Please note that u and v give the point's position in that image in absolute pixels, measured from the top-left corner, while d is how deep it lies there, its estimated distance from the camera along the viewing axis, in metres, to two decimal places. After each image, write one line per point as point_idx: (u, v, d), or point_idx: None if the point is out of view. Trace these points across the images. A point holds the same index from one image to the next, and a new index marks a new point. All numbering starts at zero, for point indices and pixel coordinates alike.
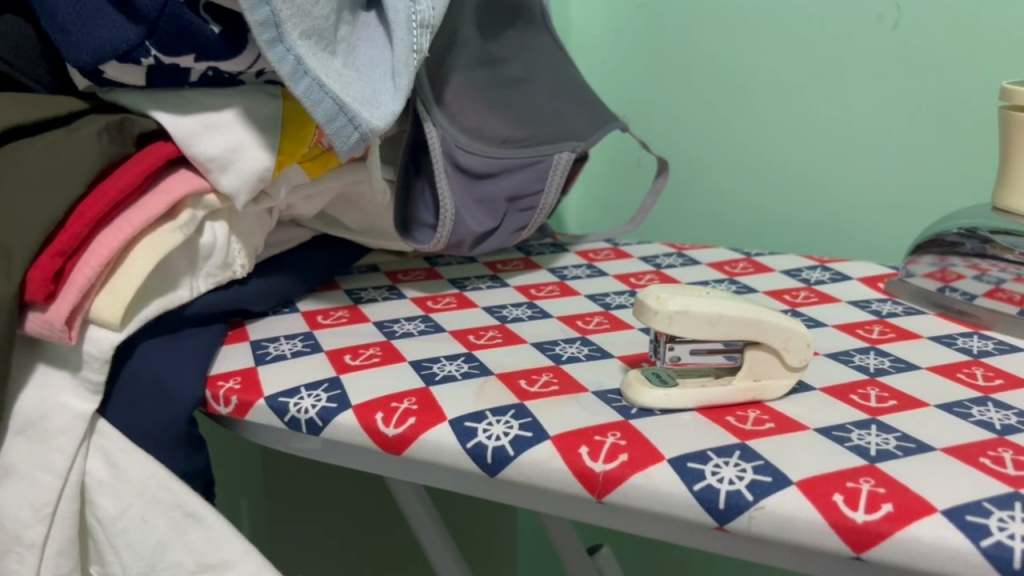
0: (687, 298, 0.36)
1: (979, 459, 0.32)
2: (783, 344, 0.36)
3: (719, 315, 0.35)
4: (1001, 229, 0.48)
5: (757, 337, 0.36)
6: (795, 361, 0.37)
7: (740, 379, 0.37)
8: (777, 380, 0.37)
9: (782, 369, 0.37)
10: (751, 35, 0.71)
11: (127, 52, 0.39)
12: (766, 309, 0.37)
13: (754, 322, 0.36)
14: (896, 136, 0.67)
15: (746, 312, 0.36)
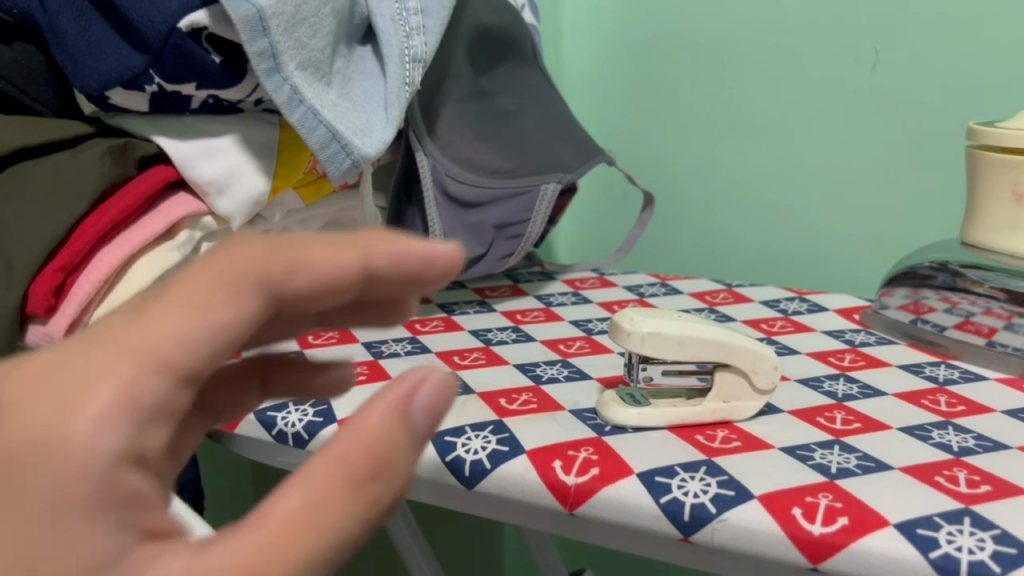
0: (660, 321, 0.37)
1: (934, 477, 0.33)
2: (751, 366, 0.38)
3: (689, 336, 0.37)
4: (970, 264, 0.50)
5: (726, 360, 0.38)
6: (763, 384, 0.38)
7: (709, 400, 0.38)
8: (747, 402, 0.39)
9: (751, 392, 0.39)
10: (736, 76, 0.74)
11: (132, 81, 0.41)
12: (735, 333, 0.39)
13: (722, 345, 0.38)
14: (875, 175, 0.69)
15: (716, 335, 0.37)
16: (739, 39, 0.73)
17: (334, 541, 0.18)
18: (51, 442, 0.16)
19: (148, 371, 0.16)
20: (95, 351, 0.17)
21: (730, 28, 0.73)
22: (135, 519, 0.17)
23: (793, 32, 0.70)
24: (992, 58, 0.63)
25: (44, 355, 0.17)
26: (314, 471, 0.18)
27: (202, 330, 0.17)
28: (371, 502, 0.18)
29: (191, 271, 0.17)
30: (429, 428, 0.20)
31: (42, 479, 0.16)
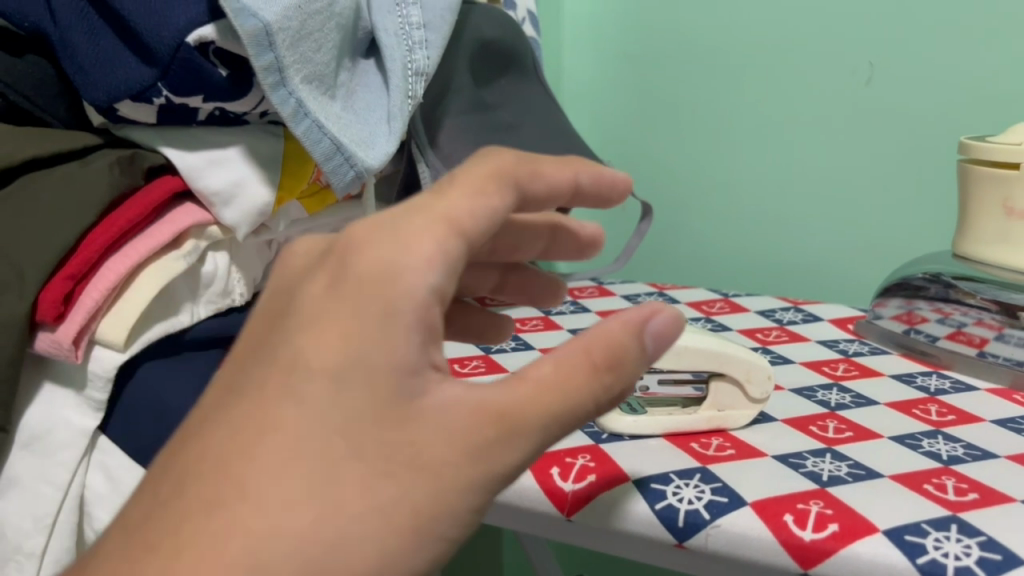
0: None
1: (923, 485, 0.34)
2: (745, 376, 0.39)
3: (684, 346, 0.38)
4: (962, 275, 0.51)
5: (720, 370, 0.39)
6: (757, 393, 0.39)
7: (704, 408, 0.39)
8: (740, 411, 0.39)
9: (745, 401, 0.39)
10: (734, 89, 0.75)
11: (140, 93, 0.42)
12: (730, 345, 0.40)
13: (717, 355, 0.39)
14: (871, 188, 0.70)
15: (710, 346, 0.39)
16: (735, 53, 0.74)
17: (571, 402, 0.24)
18: (392, 272, 0.22)
19: (462, 230, 0.23)
20: (414, 213, 0.23)
21: (727, 42, 0.74)
22: (433, 341, 0.23)
23: (788, 48, 0.71)
24: (984, 74, 0.64)
25: (380, 214, 0.24)
26: (563, 352, 0.25)
27: (484, 212, 0.24)
28: (598, 389, 0.25)
29: (491, 172, 0.24)
30: (657, 355, 0.26)
31: (381, 294, 0.22)
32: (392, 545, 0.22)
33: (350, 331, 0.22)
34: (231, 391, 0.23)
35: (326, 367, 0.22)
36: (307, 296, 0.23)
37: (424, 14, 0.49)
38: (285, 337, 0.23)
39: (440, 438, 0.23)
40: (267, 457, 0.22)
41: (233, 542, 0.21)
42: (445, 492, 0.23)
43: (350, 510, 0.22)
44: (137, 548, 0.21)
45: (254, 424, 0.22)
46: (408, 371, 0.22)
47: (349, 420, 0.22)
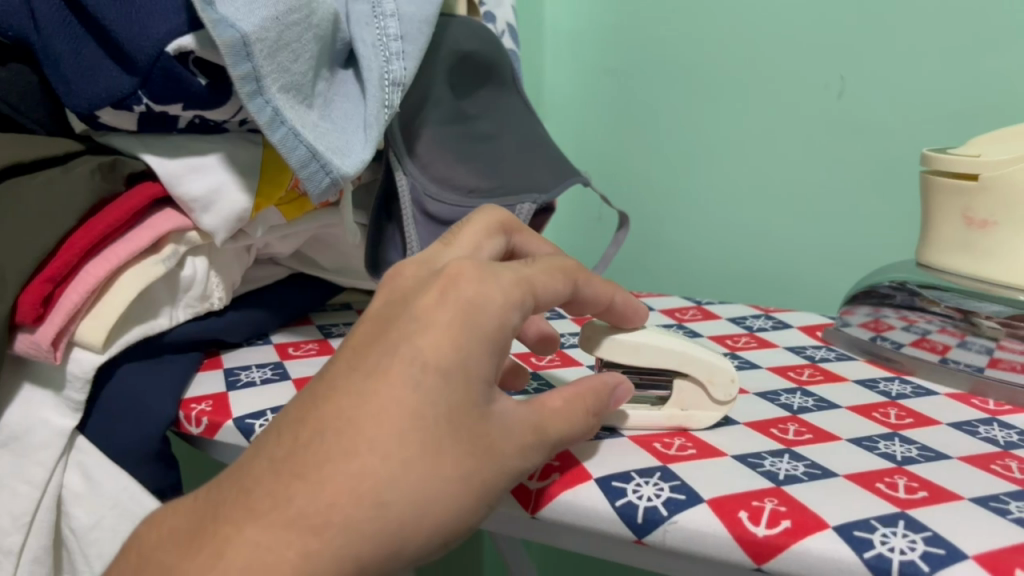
0: (621, 328, 0.40)
1: (875, 484, 0.35)
2: (707, 376, 0.40)
3: (644, 343, 0.39)
4: (927, 283, 0.52)
5: (682, 369, 0.40)
6: (721, 395, 0.40)
7: (669, 406, 0.41)
8: (704, 410, 0.40)
9: (709, 402, 0.40)
10: (711, 102, 0.78)
11: (121, 100, 0.43)
12: (697, 346, 0.40)
13: (680, 355, 0.39)
14: (841, 194, 0.73)
15: (673, 346, 0.39)
16: (713, 67, 0.78)
17: (575, 426, 0.34)
18: (489, 310, 0.31)
19: (528, 287, 0.33)
20: (505, 272, 0.33)
21: (705, 56, 0.78)
22: (503, 362, 0.32)
23: (765, 59, 0.75)
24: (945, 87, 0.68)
25: (473, 263, 0.33)
26: (573, 388, 0.35)
27: (551, 285, 0.35)
28: (589, 425, 0.35)
29: (546, 264, 0.36)
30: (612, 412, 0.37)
31: (476, 321, 0.31)
32: (469, 503, 0.30)
33: (455, 341, 0.30)
34: (357, 373, 0.31)
35: (436, 363, 0.30)
36: (416, 313, 0.32)
37: (401, 26, 0.51)
38: (401, 339, 0.31)
39: (507, 430, 0.31)
40: (391, 422, 0.29)
41: (364, 477, 0.29)
42: (503, 471, 0.31)
43: (444, 475, 0.29)
44: (289, 475, 0.30)
45: (377, 398, 0.30)
46: (487, 379, 0.31)
47: (453, 405, 0.30)
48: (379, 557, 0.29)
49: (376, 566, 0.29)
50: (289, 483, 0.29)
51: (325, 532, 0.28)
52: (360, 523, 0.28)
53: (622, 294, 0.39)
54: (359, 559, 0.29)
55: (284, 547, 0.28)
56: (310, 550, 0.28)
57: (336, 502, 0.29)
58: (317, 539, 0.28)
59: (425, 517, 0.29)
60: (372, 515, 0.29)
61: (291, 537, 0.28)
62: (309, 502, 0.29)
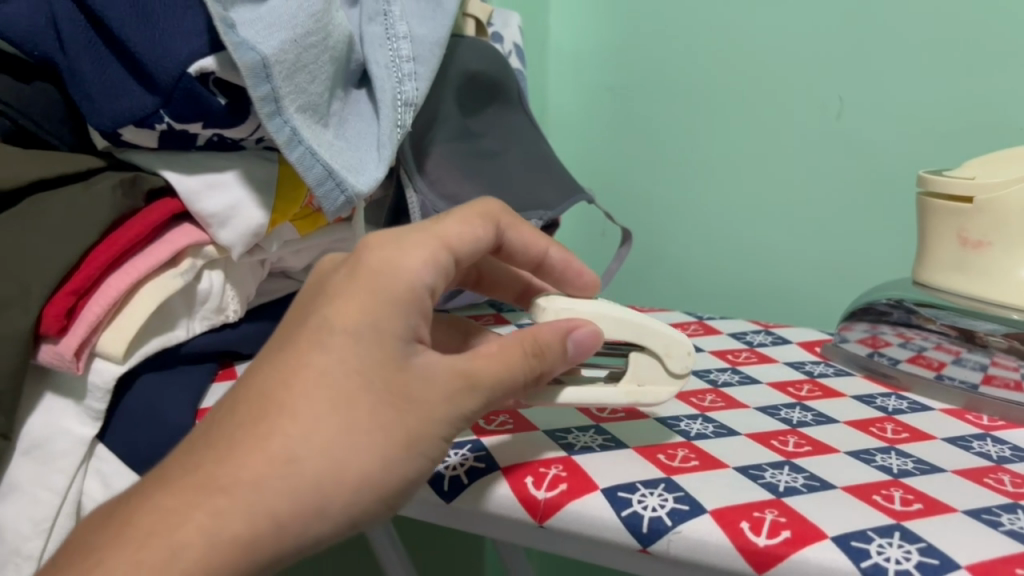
0: (576, 301, 0.41)
1: (872, 496, 0.36)
2: (665, 350, 0.41)
3: (602, 312, 0.40)
4: (924, 302, 0.53)
5: (640, 341, 0.41)
6: (677, 368, 0.41)
7: (625, 382, 0.41)
8: (660, 386, 0.41)
9: (665, 376, 0.41)
10: (713, 121, 0.80)
11: (143, 119, 0.45)
12: (653, 320, 0.42)
13: (638, 326, 0.41)
14: (839, 212, 0.75)
15: (629, 316, 0.40)
16: (714, 88, 0.79)
17: (511, 369, 0.35)
18: (398, 272, 0.34)
19: (443, 248, 0.36)
20: (416, 239, 0.36)
21: (706, 77, 0.79)
22: (423, 321, 0.35)
23: (764, 80, 0.77)
24: (941, 110, 0.69)
25: (386, 237, 0.36)
26: (506, 338, 0.36)
27: (468, 248, 0.38)
28: (528, 366, 0.36)
29: (462, 218, 0.39)
30: (577, 357, 0.38)
31: (386, 284, 0.34)
32: (388, 453, 0.32)
33: (365, 304, 0.33)
34: (277, 348, 0.34)
35: (345, 326, 0.33)
36: (331, 285, 0.35)
37: (413, 48, 0.52)
38: (315, 311, 0.34)
39: (427, 381, 0.33)
40: (302, 385, 0.32)
41: (275, 435, 0.31)
42: (424, 421, 0.33)
43: (358, 426, 0.32)
44: (206, 444, 0.32)
45: (289, 366, 0.33)
46: (405, 337, 0.34)
47: (367, 359, 0.33)
48: (294, 512, 0.31)
49: (294, 522, 0.31)
50: (203, 452, 0.31)
51: (232, 490, 0.30)
52: (270, 478, 0.30)
53: (559, 249, 0.45)
54: (272, 515, 0.30)
55: (192, 510, 0.30)
56: (217, 508, 0.30)
57: (246, 461, 0.31)
58: (226, 498, 0.30)
59: (342, 468, 0.31)
60: (284, 469, 0.31)
61: (198, 500, 0.30)
62: (220, 464, 0.31)
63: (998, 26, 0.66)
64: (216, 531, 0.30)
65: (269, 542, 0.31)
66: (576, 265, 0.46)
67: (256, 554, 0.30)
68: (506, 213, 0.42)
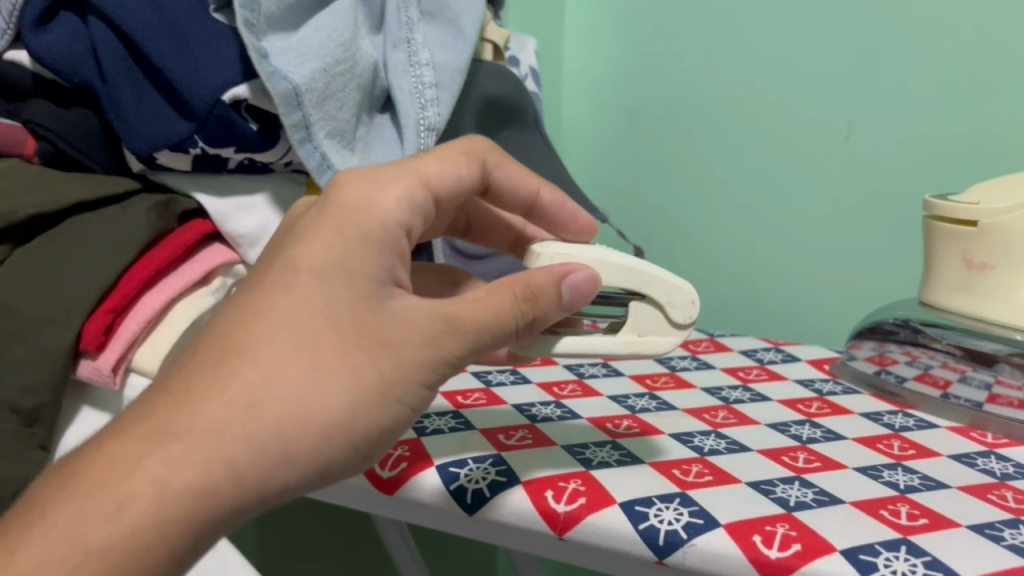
0: (570, 245, 0.40)
1: (878, 511, 0.38)
2: (667, 298, 0.41)
3: (598, 258, 0.39)
4: (931, 322, 0.54)
5: (641, 290, 0.40)
6: (681, 317, 0.41)
7: (625, 332, 0.41)
8: (662, 337, 0.41)
9: (670, 327, 0.41)
10: (723, 141, 0.82)
11: (178, 144, 0.46)
12: (655, 267, 0.41)
13: (637, 274, 0.40)
14: (848, 230, 0.77)
15: (628, 262, 0.40)
16: (726, 107, 0.81)
17: (498, 313, 0.34)
18: (369, 208, 0.35)
19: (419, 185, 0.36)
20: (390, 174, 0.36)
21: (716, 98, 0.81)
22: (398, 261, 0.35)
23: (774, 102, 0.79)
24: (949, 132, 0.71)
25: (362, 170, 0.36)
26: (498, 283, 0.36)
27: (449, 181, 0.38)
28: (523, 311, 0.35)
29: (447, 155, 0.39)
30: (577, 303, 0.37)
31: (358, 220, 0.34)
32: (359, 396, 0.32)
33: (332, 243, 0.34)
34: (246, 289, 0.34)
35: (313, 265, 0.33)
36: (304, 222, 0.35)
37: (435, 74, 0.54)
38: (286, 249, 0.34)
39: (403, 323, 0.33)
40: (263, 327, 0.32)
41: (234, 379, 0.31)
42: (400, 366, 0.33)
43: (327, 371, 0.32)
44: (168, 388, 0.32)
45: (255, 307, 0.33)
46: (380, 279, 0.34)
47: (339, 299, 0.33)
48: (254, 459, 0.31)
49: (254, 469, 0.31)
50: (158, 401, 0.32)
51: (185, 438, 0.30)
52: (228, 424, 0.30)
53: (551, 190, 0.46)
54: (231, 462, 0.30)
55: (142, 460, 0.30)
56: (168, 456, 0.30)
57: (201, 407, 0.31)
58: (178, 447, 0.30)
59: (308, 414, 0.31)
60: (243, 416, 0.31)
61: (149, 448, 0.30)
62: (172, 413, 0.31)
63: (1002, 51, 0.68)
64: (166, 480, 0.30)
65: (230, 491, 0.30)
66: (569, 206, 0.47)
67: (216, 504, 0.30)
68: (490, 150, 0.42)
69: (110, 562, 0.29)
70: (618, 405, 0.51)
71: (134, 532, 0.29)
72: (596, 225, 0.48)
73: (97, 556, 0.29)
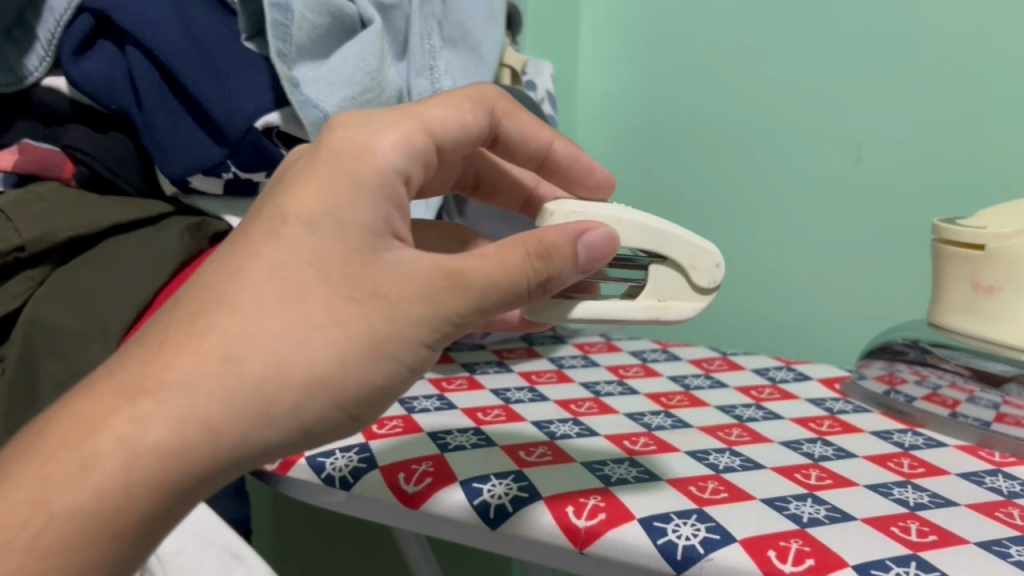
0: (586, 204, 0.40)
1: (889, 527, 0.39)
2: (689, 260, 0.42)
3: (618, 218, 0.40)
4: (938, 342, 0.56)
5: (662, 252, 0.41)
6: (704, 281, 0.42)
7: (644, 297, 0.42)
8: (683, 303, 0.42)
9: (692, 291, 0.42)
10: (735, 163, 0.83)
11: (211, 169, 0.49)
12: (675, 228, 0.42)
13: (658, 234, 0.41)
14: (858, 251, 0.78)
15: (648, 223, 0.41)
16: (739, 128, 0.83)
17: (508, 271, 0.34)
18: (363, 155, 0.34)
19: (416, 133, 0.36)
20: (387, 121, 0.36)
21: (729, 120, 0.83)
22: (395, 212, 0.35)
23: (785, 124, 0.80)
24: (957, 156, 0.72)
25: (358, 114, 0.36)
26: (508, 240, 0.35)
27: (448, 128, 0.38)
28: (533, 268, 0.34)
29: (450, 104, 0.39)
30: (590, 263, 0.37)
31: (351, 166, 0.34)
32: (347, 351, 0.32)
33: (324, 191, 0.33)
34: (234, 237, 0.34)
35: (301, 214, 0.33)
36: (296, 169, 0.35)
37: None
38: (277, 195, 0.34)
39: (399, 276, 0.33)
40: (245, 277, 0.32)
41: (212, 332, 0.31)
42: (395, 320, 0.32)
43: (316, 323, 0.32)
44: (147, 340, 0.32)
45: (239, 255, 0.33)
46: (377, 229, 0.34)
47: (330, 248, 0.32)
48: (230, 416, 0.31)
49: (229, 427, 0.31)
50: (132, 356, 0.32)
51: (156, 394, 0.30)
52: (203, 377, 0.30)
53: (565, 142, 0.46)
54: (204, 420, 0.30)
55: (110, 417, 0.30)
56: (139, 411, 0.30)
57: (175, 364, 0.31)
58: (149, 403, 0.30)
59: (290, 367, 0.31)
60: (219, 369, 0.30)
61: (121, 405, 0.30)
62: (144, 370, 0.31)
63: (1011, 79, 0.70)
64: (135, 438, 0.29)
65: (202, 451, 0.30)
66: (585, 159, 0.47)
67: (188, 463, 0.30)
68: (501, 100, 0.43)
69: (74, 526, 0.29)
70: (635, 423, 0.53)
71: (101, 495, 0.29)
72: (614, 180, 0.48)
73: (58, 518, 0.29)
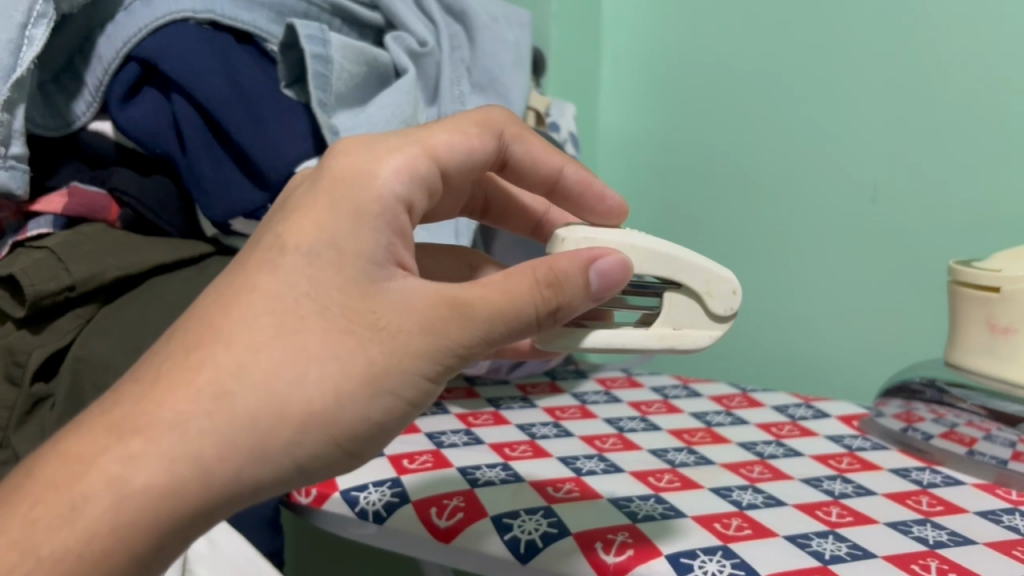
0: (597, 230, 0.41)
1: (909, 565, 0.40)
2: (705, 288, 0.42)
3: (631, 245, 0.40)
4: (956, 382, 0.56)
5: (676, 278, 0.42)
6: (721, 308, 0.43)
7: (659, 325, 0.43)
8: (699, 331, 0.43)
9: (708, 319, 0.43)
10: (754, 203, 0.86)
11: (251, 212, 0.51)
12: (689, 254, 0.42)
13: (671, 261, 0.41)
14: (874, 288, 0.79)
15: (661, 250, 0.41)
16: (759, 168, 0.85)
17: (513, 301, 0.35)
18: (362, 186, 0.36)
19: (419, 160, 0.38)
20: (389, 149, 0.38)
21: (749, 161, 0.86)
22: (397, 241, 0.36)
23: (803, 165, 0.83)
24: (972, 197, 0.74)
25: (359, 142, 0.38)
26: (518, 267, 0.36)
27: (451, 152, 0.40)
28: (540, 296, 0.35)
29: (452, 130, 0.41)
30: (603, 290, 0.37)
31: (353, 196, 0.36)
32: (344, 384, 0.33)
33: (326, 222, 0.35)
34: (234, 268, 0.36)
35: (300, 246, 0.35)
36: (299, 198, 0.37)
37: None
38: (280, 227, 0.36)
39: (399, 307, 0.34)
40: (243, 311, 0.34)
41: (205, 367, 0.33)
42: (395, 352, 0.34)
43: (315, 355, 0.33)
44: (143, 375, 0.34)
45: (235, 290, 0.34)
46: (378, 261, 0.35)
47: (328, 281, 0.34)
48: (220, 454, 0.32)
49: (221, 464, 0.32)
50: (126, 390, 0.33)
51: (147, 431, 0.32)
52: (193, 415, 0.32)
53: (576, 167, 0.48)
54: (195, 458, 0.32)
55: (100, 455, 0.31)
56: (130, 449, 0.31)
57: (169, 400, 0.32)
58: (139, 441, 0.31)
59: (283, 403, 0.32)
60: (208, 406, 0.32)
61: (113, 442, 0.32)
62: (134, 409, 0.32)
63: None
64: (124, 477, 0.31)
65: (193, 488, 0.32)
66: (596, 185, 0.48)
67: (182, 500, 0.32)
68: (509, 123, 0.45)
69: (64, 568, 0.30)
70: (659, 459, 0.54)
71: (91, 535, 0.31)
72: (625, 208, 0.49)
73: (46, 561, 0.30)
